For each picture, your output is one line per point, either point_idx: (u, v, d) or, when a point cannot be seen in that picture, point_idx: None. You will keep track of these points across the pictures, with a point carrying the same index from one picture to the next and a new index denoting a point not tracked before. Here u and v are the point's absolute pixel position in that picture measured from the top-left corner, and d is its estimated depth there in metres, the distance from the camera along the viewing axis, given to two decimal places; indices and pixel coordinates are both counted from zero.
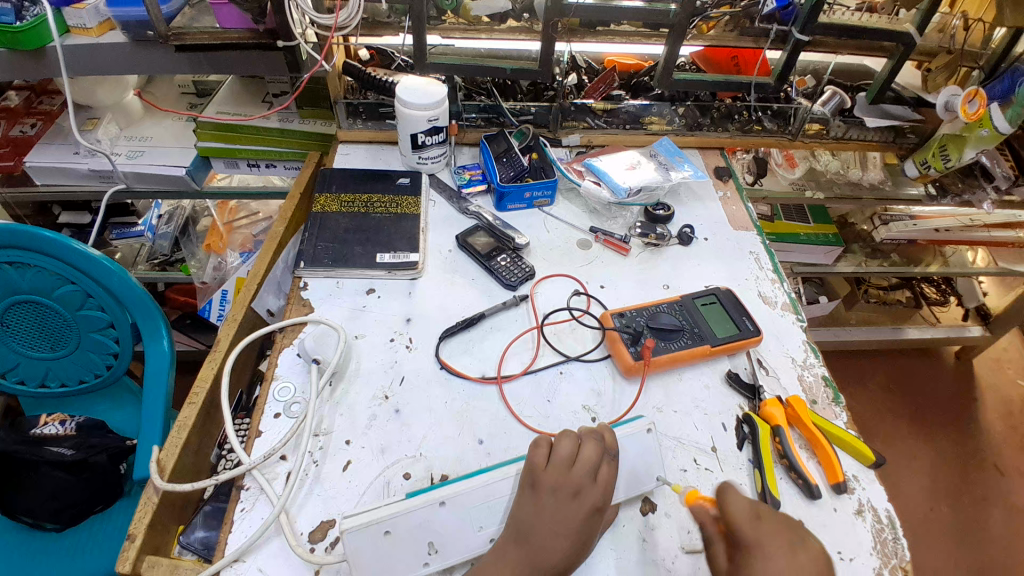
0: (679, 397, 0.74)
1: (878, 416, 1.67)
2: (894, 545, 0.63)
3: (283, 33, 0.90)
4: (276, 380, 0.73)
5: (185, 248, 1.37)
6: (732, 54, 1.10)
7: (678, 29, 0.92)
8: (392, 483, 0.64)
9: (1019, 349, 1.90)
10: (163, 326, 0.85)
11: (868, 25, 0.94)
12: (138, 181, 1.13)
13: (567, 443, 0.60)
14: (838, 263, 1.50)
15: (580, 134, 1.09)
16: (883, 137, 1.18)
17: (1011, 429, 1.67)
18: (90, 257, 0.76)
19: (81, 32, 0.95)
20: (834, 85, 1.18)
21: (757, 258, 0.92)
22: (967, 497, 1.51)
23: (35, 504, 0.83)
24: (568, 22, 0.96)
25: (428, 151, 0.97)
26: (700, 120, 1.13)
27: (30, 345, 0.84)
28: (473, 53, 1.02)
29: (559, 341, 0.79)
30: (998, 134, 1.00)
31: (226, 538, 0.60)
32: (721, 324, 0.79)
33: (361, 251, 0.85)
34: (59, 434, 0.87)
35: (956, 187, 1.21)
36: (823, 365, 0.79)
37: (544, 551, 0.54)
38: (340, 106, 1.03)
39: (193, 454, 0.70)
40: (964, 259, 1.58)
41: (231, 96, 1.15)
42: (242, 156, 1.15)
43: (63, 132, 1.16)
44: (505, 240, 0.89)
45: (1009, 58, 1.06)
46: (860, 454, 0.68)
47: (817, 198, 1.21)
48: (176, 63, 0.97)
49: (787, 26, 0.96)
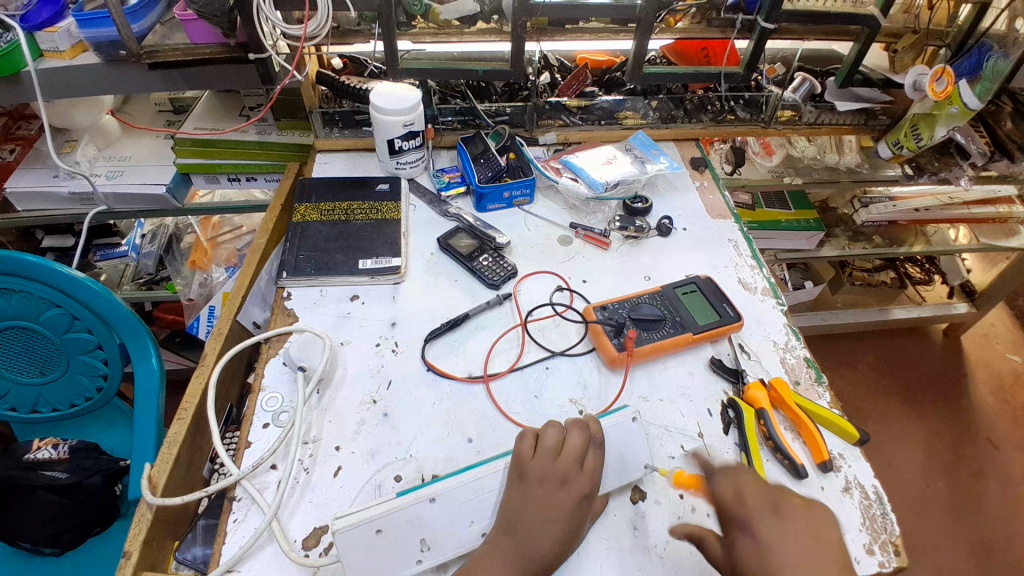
0: (664, 385, 0.75)
1: (870, 397, 1.68)
2: (883, 520, 0.64)
3: (254, 45, 0.91)
4: (263, 390, 0.73)
5: (171, 267, 1.37)
6: (701, 45, 1.12)
7: (645, 24, 0.93)
8: (384, 485, 0.65)
9: (1006, 324, 1.92)
10: (151, 345, 0.85)
11: (831, 10, 0.95)
12: (119, 202, 1.13)
13: (552, 433, 0.61)
14: (822, 248, 1.52)
15: (556, 132, 1.10)
16: (856, 120, 1.20)
17: (1002, 402, 1.70)
18: (74, 280, 0.76)
19: (55, 55, 0.95)
20: (804, 71, 1.20)
21: (736, 245, 0.94)
22: (961, 471, 1.53)
23: (31, 529, 0.83)
24: (537, 22, 0.98)
25: (405, 156, 0.98)
26: (674, 112, 1.14)
27: (18, 371, 0.83)
28: (445, 57, 1.03)
29: (544, 337, 0.80)
30: (967, 111, 1.02)
31: (220, 550, 0.60)
32: (702, 312, 0.80)
33: (343, 258, 0.86)
34: (53, 458, 0.88)
35: (932, 166, 1.22)
36: (804, 347, 0.80)
37: (534, 541, 0.55)
38: (315, 115, 1.04)
39: (185, 469, 0.70)
40: (945, 237, 1.60)
41: (207, 111, 1.15)
42: (222, 170, 1.14)
43: (41, 157, 1.15)
44: (487, 240, 0.90)
45: (975, 34, 1.08)
46: (844, 432, 0.70)
47: (795, 184, 1.22)
48: (150, 81, 0.97)
49: (752, 15, 0.97)
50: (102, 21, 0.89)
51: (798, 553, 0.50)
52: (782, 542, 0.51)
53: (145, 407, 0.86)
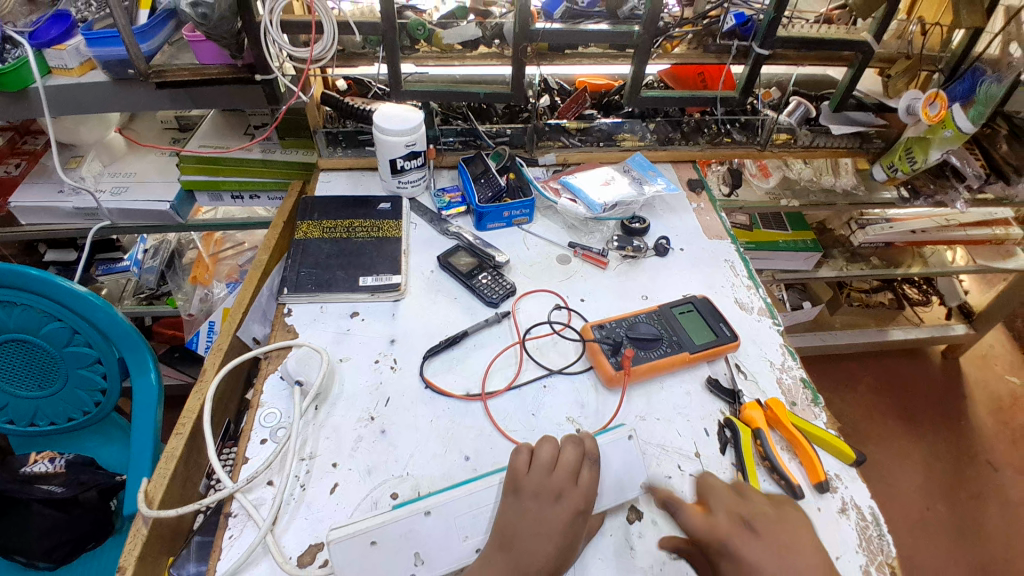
0: (660, 404, 0.75)
1: (869, 417, 1.68)
2: (879, 541, 0.64)
3: (261, 67, 0.93)
4: (261, 406, 0.73)
5: (172, 282, 1.38)
6: (698, 70, 1.14)
7: (642, 49, 0.95)
8: (379, 501, 0.64)
9: (1004, 345, 1.93)
10: (151, 360, 0.85)
11: (825, 36, 0.98)
12: (123, 217, 1.14)
13: (548, 448, 0.61)
14: (820, 269, 1.53)
15: (556, 152, 1.12)
16: (850, 144, 1.22)
17: (1001, 424, 1.69)
18: (76, 294, 0.77)
19: (63, 72, 0.97)
20: (799, 96, 1.22)
21: (732, 265, 0.95)
22: (962, 494, 1.51)
23: (27, 543, 0.82)
24: (537, 47, 1.00)
25: (407, 176, 0.99)
26: (671, 135, 1.17)
27: (18, 385, 0.84)
28: (447, 79, 1.08)
29: (542, 355, 0.80)
30: (961, 134, 1.04)
31: (214, 565, 0.60)
32: (698, 332, 0.81)
33: (343, 275, 0.87)
34: (49, 472, 0.87)
35: (928, 189, 1.23)
36: (801, 367, 0.81)
37: (529, 556, 0.55)
38: (319, 135, 1.06)
39: (181, 483, 0.70)
40: (942, 258, 1.60)
41: (213, 129, 1.17)
42: (226, 188, 1.16)
43: (47, 172, 1.17)
44: (486, 258, 0.91)
45: (968, 59, 1.09)
46: (841, 453, 0.70)
47: (792, 206, 1.23)
48: (158, 99, 1.00)
49: (747, 41, 1.00)
50: (110, 41, 0.91)
51: (790, 555, 0.50)
52: (771, 549, 0.50)
53: (143, 421, 0.86)
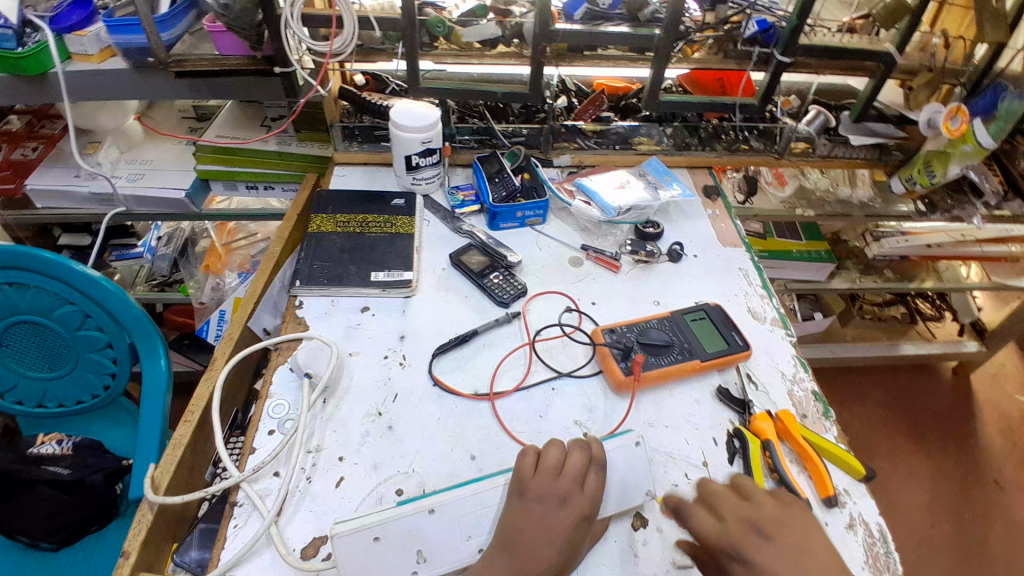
0: (669, 411, 0.75)
1: (877, 432, 1.66)
2: (886, 559, 0.63)
3: (280, 59, 0.93)
4: (270, 397, 0.73)
5: (184, 270, 1.38)
6: (717, 76, 1.13)
7: (662, 53, 0.95)
8: (384, 497, 0.64)
9: (1016, 364, 1.90)
10: (161, 346, 0.85)
11: (846, 46, 0.97)
12: (138, 204, 1.15)
13: (555, 452, 0.61)
14: (832, 280, 1.51)
15: (571, 154, 1.11)
16: (868, 154, 1.19)
17: (1010, 444, 1.67)
18: (89, 278, 0.77)
19: (83, 58, 0.98)
20: (818, 105, 1.21)
21: (746, 274, 0.94)
22: (968, 513, 1.49)
23: (31, 524, 0.83)
24: (556, 48, 1.00)
25: (421, 173, 0.99)
26: (688, 140, 1.16)
27: (29, 367, 0.85)
28: (464, 77, 1.07)
29: (551, 357, 0.80)
30: (981, 149, 1.04)
31: (218, 554, 0.60)
32: (710, 340, 0.80)
33: (356, 270, 0.87)
34: (56, 453, 0.88)
35: (945, 204, 1.22)
36: (812, 379, 0.80)
37: (531, 559, 0.54)
38: (336, 129, 1.07)
39: (187, 471, 0.70)
40: (957, 274, 1.58)
41: (230, 120, 1.17)
42: (241, 178, 1.17)
43: (64, 156, 1.18)
44: (498, 258, 0.91)
45: (991, 74, 1.08)
46: (850, 468, 0.69)
47: (806, 216, 1.22)
48: (176, 88, 1.00)
49: (769, 48, 0.99)
50: (132, 29, 0.91)
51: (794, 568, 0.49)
52: (776, 563, 0.50)
53: (151, 407, 0.87)
